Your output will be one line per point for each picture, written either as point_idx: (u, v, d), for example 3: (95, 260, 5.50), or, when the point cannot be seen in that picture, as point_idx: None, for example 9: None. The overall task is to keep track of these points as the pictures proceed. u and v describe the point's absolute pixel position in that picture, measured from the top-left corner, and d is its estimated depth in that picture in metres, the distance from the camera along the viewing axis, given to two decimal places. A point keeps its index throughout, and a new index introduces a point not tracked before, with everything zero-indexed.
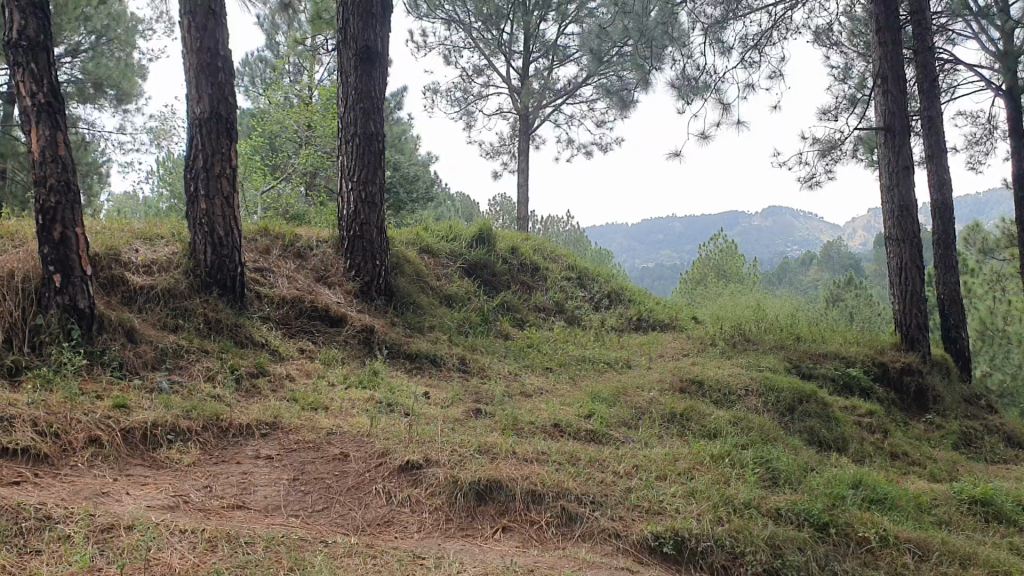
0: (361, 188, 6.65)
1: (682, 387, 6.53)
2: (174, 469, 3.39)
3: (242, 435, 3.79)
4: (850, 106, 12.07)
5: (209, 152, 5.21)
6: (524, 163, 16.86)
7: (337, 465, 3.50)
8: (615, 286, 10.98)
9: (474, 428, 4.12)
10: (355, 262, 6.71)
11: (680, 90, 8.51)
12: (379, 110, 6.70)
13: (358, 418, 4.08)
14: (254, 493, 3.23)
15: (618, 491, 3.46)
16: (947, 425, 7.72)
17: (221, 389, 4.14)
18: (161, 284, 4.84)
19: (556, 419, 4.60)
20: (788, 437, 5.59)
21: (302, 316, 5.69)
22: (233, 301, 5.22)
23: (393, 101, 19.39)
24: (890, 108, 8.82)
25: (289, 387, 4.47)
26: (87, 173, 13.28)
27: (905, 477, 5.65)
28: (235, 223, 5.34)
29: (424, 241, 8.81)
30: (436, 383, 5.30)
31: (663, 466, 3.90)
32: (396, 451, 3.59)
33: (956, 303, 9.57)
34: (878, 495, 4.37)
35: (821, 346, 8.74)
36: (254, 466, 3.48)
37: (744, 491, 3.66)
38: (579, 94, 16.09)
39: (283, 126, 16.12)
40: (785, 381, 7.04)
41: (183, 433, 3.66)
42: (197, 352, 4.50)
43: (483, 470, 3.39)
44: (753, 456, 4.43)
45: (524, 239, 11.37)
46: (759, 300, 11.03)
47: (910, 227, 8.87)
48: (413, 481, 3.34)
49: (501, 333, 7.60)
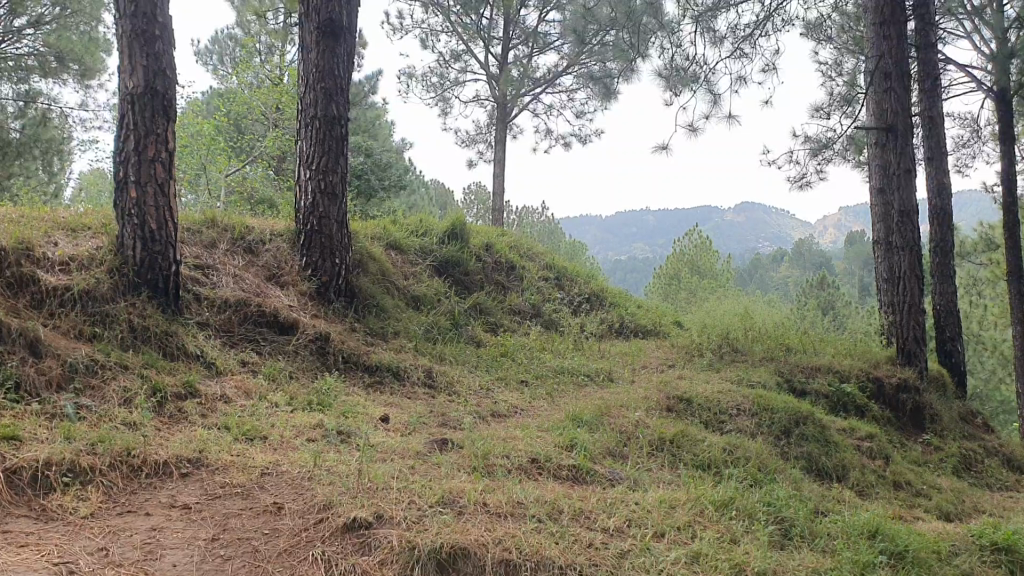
0: (321, 177, 5.99)
1: (670, 406, 5.95)
2: (66, 523, 2.73)
3: (157, 477, 3.14)
4: (842, 104, 11.59)
5: (141, 133, 4.53)
6: (500, 152, 16.24)
7: (266, 522, 2.86)
8: (595, 287, 10.40)
9: (438, 467, 3.51)
10: (312, 259, 6.05)
11: (669, 81, 7.91)
12: (343, 91, 6.06)
13: (300, 454, 3.46)
14: (162, 560, 2.58)
15: (610, 558, 2.84)
16: (946, 447, 7.22)
17: (138, 415, 3.50)
18: (78, 285, 4.18)
19: (534, 452, 4.00)
20: (790, 468, 5.06)
21: (247, 322, 5.05)
22: (165, 305, 4.59)
23: (368, 83, 18.63)
24: (891, 106, 8.27)
25: (222, 411, 3.83)
26: (48, 151, 12.39)
27: (914, 515, 5.13)
28: (170, 214, 4.67)
29: (391, 235, 8.13)
30: (396, 402, 4.69)
31: (659, 518, 3.32)
32: (342, 503, 2.95)
33: (953, 315, 9.09)
34: (896, 547, 3.81)
35: (813, 358, 8.22)
36: (165, 520, 2.84)
37: (755, 555, 3.08)
38: (560, 84, 15.49)
39: (250, 107, 15.34)
40: (781, 400, 6.48)
41: (84, 474, 3.01)
42: (115, 369, 3.84)
43: (447, 532, 2.76)
44: (757, 501, 3.86)
45: (499, 234, 10.74)
46: (745, 306, 10.51)
47: (909, 234, 8.34)
48: (359, 546, 2.71)
49: (473, 338, 7.00)
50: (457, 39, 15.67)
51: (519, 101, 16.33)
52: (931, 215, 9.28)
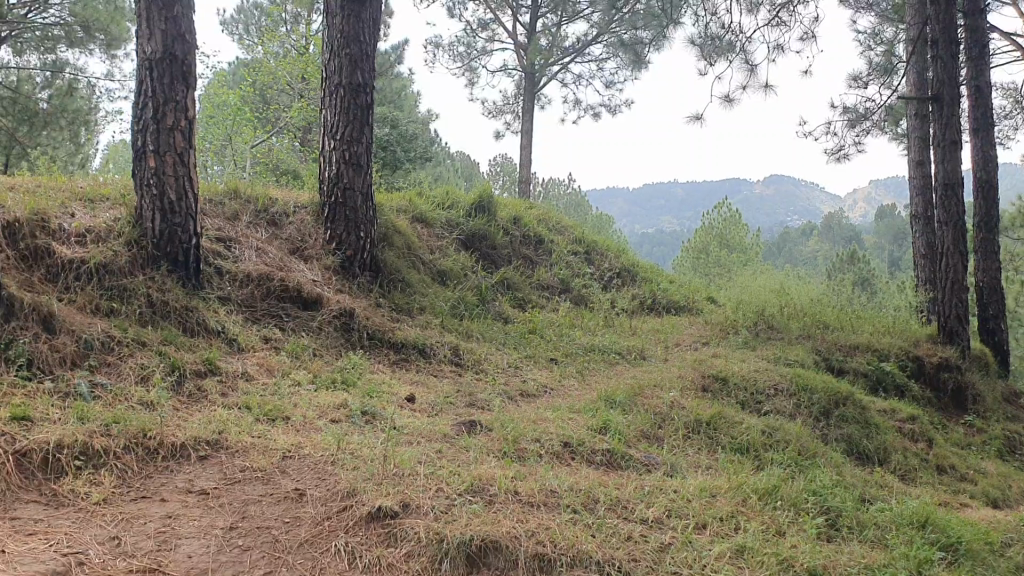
0: (345, 147, 5.82)
1: (704, 385, 5.76)
2: (78, 509, 2.60)
3: (174, 459, 3.01)
4: (882, 74, 11.23)
5: (160, 100, 4.37)
6: (527, 123, 15.97)
7: (287, 510, 2.72)
8: (625, 262, 10.18)
9: (467, 451, 3.35)
10: (337, 232, 5.90)
11: (703, 49, 7.61)
12: (369, 58, 5.87)
13: (323, 436, 3.31)
14: (176, 550, 2.43)
15: (650, 552, 2.67)
16: (989, 429, 6.96)
17: (154, 394, 3.36)
18: (94, 259, 4.04)
19: (566, 435, 3.83)
20: (830, 452, 4.86)
21: (270, 297, 4.91)
22: (186, 278, 4.46)
23: (394, 53, 18.39)
24: (939, 75, 7.91)
25: (242, 390, 3.70)
26: (74, 122, 12.21)
27: (962, 502, 4.91)
28: (190, 184, 4.52)
29: (418, 207, 7.94)
30: (422, 381, 4.54)
31: (699, 508, 3.14)
32: (366, 491, 2.80)
33: (996, 293, 8.79)
34: (948, 539, 3.59)
35: (850, 335, 7.98)
36: (181, 507, 2.70)
37: (803, 550, 2.89)
38: (588, 53, 15.18)
39: (276, 77, 15.16)
40: (819, 380, 6.26)
41: (97, 457, 2.88)
42: (132, 345, 3.71)
43: (477, 524, 2.59)
44: (802, 489, 3.67)
45: (527, 207, 10.53)
46: (780, 281, 10.26)
47: (955, 208, 8.03)
48: (384, 537, 2.56)
49: (501, 313, 6.83)
50: (484, 8, 15.39)
51: (548, 71, 16.03)
52: (975, 188, 8.93)
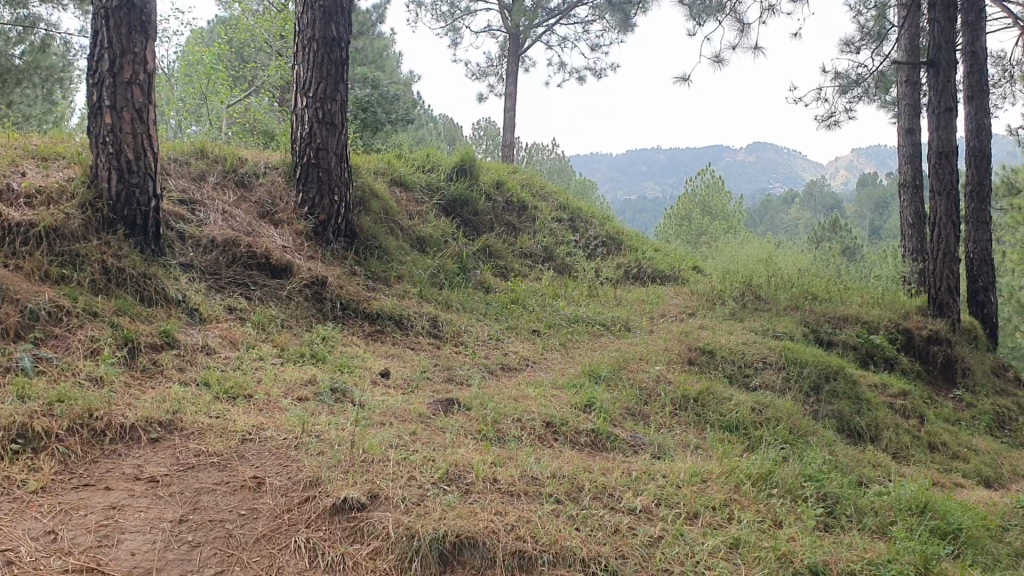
0: (318, 106, 5.53)
1: (691, 358, 5.56)
2: (10, 499, 2.35)
3: (124, 442, 2.77)
4: (874, 40, 10.98)
5: (117, 51, 4.06)
6: (511, 86, 15.61)
7: (243, 500, 2.49)
8: (611, 230, 9.93)
9: (442, 432, 3.13)
10: (309, 195, 5.61)
11: (692, 10, 7.33)
12: (344, 11, 5.56)
13: (288, 417, 3.08)
14: (118, 547, 2.20)
15: (639, 548, 2.45)
16: (979, 404, 6.82)
17: (104, 369, 3.11)
18: (44, 222, 3.76)
19: (547, 413, 3.62)
20: (822, 429, 4.68)
21: (236, 264, 4.65)
22: (145, 243, 4.18)
23: (376, 12, 17.90)
24: (936, 39, 7.64)
25: (202, 365, 3.45)
26: (48, 79, 11.85)
27: (956, 481, 4.76)
28: (149, 142, 4.23)
29: (396, 170, 7.65)
30: (397, 354, 4.31)
31: (691, 496, 2.94)
32: (331, 480, 2.57)
33: (986, 264, 8.64)
34: (947, 525, 3.39)
35: (839, 307, 7.79)
36: (126, 497, 2.46)
37: (802, 544, 2.69)
38: (574, 15, 14.79)
39: (253, 34, 14.68)
40: (809, 353, 6.07)
41: (37, 439, 2.62)
42: (83, 316, 3.45)
43: (452, 517, 2.37)
44: (797, 474, 3.47)
45: (511, 171, 10.24)
46: (768, 250, 10.06)
47: (948, 177, 7.82)
48: (350, 532, 2.33)
49: (481, 282, 6.59)
50: None
51: (533, 33, 15.64)
52: (969, 158, 8.70)
